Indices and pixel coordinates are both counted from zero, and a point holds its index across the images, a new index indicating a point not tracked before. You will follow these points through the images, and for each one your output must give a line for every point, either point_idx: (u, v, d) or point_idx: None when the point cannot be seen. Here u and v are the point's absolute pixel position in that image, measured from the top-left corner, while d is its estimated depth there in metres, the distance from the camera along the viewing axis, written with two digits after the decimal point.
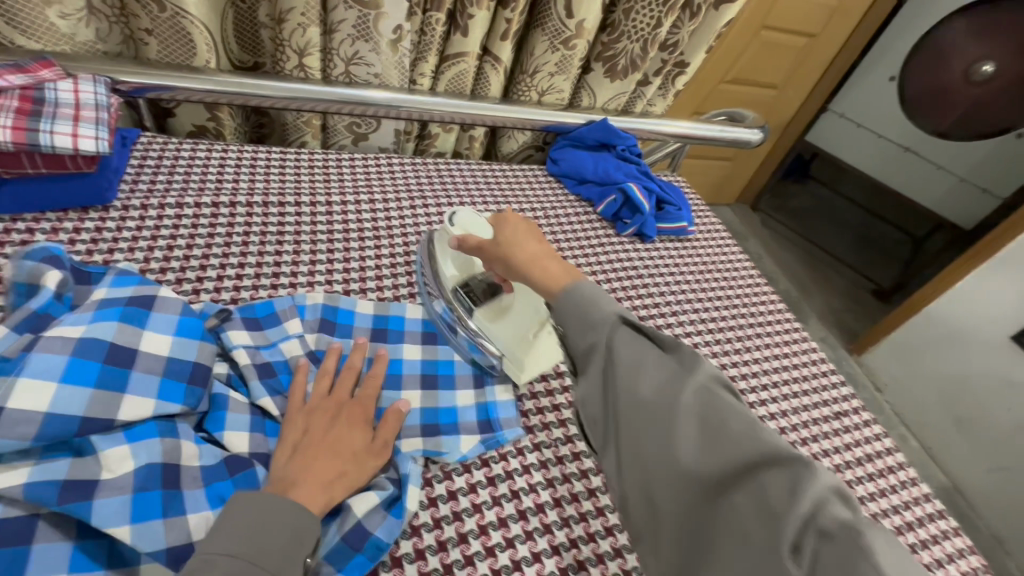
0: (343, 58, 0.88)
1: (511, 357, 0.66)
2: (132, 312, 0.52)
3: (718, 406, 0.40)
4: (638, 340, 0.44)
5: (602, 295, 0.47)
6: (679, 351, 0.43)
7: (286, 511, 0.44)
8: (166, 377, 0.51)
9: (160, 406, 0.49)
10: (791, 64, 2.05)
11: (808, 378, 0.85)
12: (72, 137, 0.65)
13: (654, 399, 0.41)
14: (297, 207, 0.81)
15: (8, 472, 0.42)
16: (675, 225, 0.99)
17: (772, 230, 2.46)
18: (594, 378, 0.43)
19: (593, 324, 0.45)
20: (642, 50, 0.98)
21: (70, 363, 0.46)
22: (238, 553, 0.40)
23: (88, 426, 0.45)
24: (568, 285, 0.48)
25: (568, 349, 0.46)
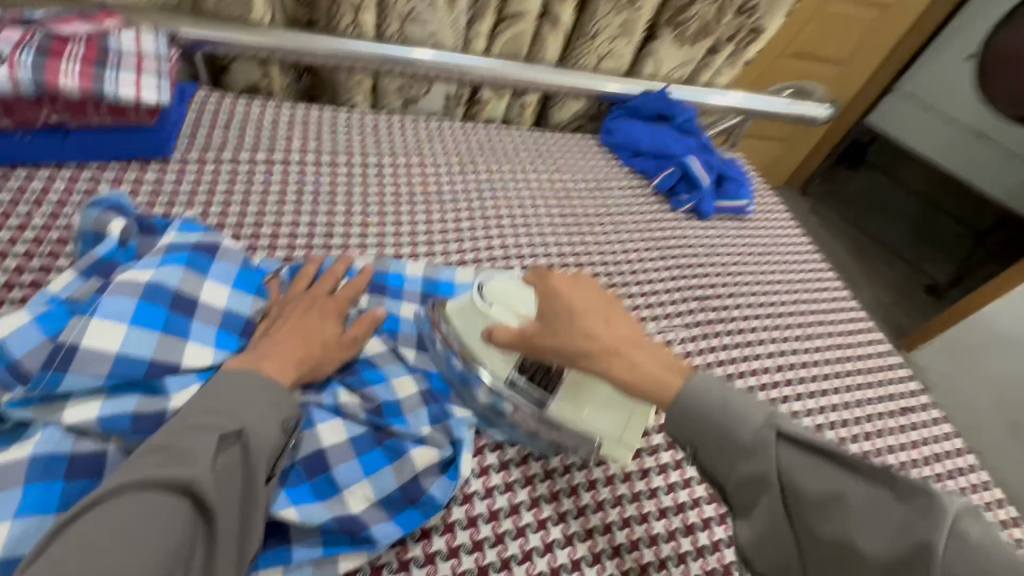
0: (398, 16, 0.85)
1: (611, 442, 0.54)
2: (195, 260, 0.53)
3: (963, 557, 0.33)
4: (819, 468, 0.38)
5: (744, 404, 0.42)
6: (880, 479, 0.37)
7: (257, 380, 0.45)
8: (223, 328, 0.52)
9: (221, 356, 0.50)
10: (860, 37, 1.91)
11: (872, 370, 0.80)
12: (136, 87, 0.64)
13: (872, 554, 0.35)
14: (350, 169, 0.80)
15: (84, 404, 0.44)
16: (732, 203, 0.95)
17: (821, 216, 2.34)
18: (775, 522, 0.39)
19: (747, 451, 0.40)
20: (717, 14, 0.93)
21: (139, 307, 0.48)
22: (213, 409, 0.42)
23: (155, 369, 0.46)
24: (694, 391, 0.43)
25: (718, 479, 0.42)
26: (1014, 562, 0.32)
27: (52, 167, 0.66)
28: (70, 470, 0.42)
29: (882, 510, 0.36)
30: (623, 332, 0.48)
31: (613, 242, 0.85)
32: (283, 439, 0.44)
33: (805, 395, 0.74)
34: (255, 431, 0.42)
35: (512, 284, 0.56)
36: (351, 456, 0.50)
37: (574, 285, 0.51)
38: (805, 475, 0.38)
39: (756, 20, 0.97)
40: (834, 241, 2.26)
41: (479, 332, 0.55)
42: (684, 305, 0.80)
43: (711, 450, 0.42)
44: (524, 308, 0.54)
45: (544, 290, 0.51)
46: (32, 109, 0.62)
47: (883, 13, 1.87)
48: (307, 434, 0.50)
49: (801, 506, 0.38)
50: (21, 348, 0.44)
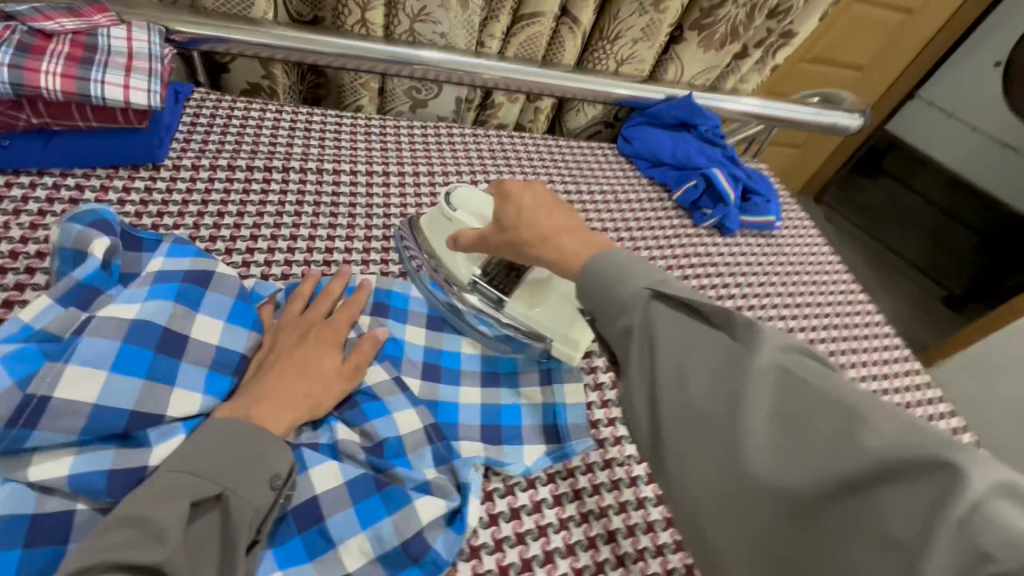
0: (408, 14, 0.79)
1: (560, 338, 0.58)
2: (186, 290, 0.49)
3: (794, 392, 0.33)
4: (684, 319, 0.38)
5: (633, 269, 0.42)
6: (736, 327, 0.37)
7: (239, 430, 0.42)
8: (214, 369, 0.47)
9: (211, 402, 0.45)
10: (884, 42, 1.84)
11: (910, 403, 0.74)
12: (124, 89, 0.60)
13: (708, 386, 0.36)
14: (353, 177, 0.75)
15: (52, 461, 0.40)
16: (760, 219, 0.89)
17: (838, 226, 2.27)
18: (636, 368, 0.39)
19: (623, 305, 0.40)
20: (748, 16, 0.86)
21: (120, 351, 0.43)
22: (191, 468, 0.39)
23: (137, 421, 0.42)
24: (594, 260, 0.43)
25: (603, 336, 0.43)
26: (841, 394, 0.33)
27: (34, 173, 0.61)
28: (31, 534, 0.37)
29: (729, 351, 0.36)
30: (563, 221, 0.50)
31: None
32: (272, 498, 0.41)
33: None
34: (236, 493, 0.39)
35: (474, 192, 0.62)
36: (348, 504, 0.45)
37: (528, 188, 0.53)
38: (668, 325, 0.38)
39: (788, 24, 0.90)
40: (852, 252, 2.19)
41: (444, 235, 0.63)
42: None
43: (598, 310, 0.42)
44: (482, 211, 0.60)
45: (500, 196, 0.53)
46: (12, 112, 0.58)
47: (911, 17, 1.79)
48: (301, 478, 0.46)
49: (659, 351, 0.38)
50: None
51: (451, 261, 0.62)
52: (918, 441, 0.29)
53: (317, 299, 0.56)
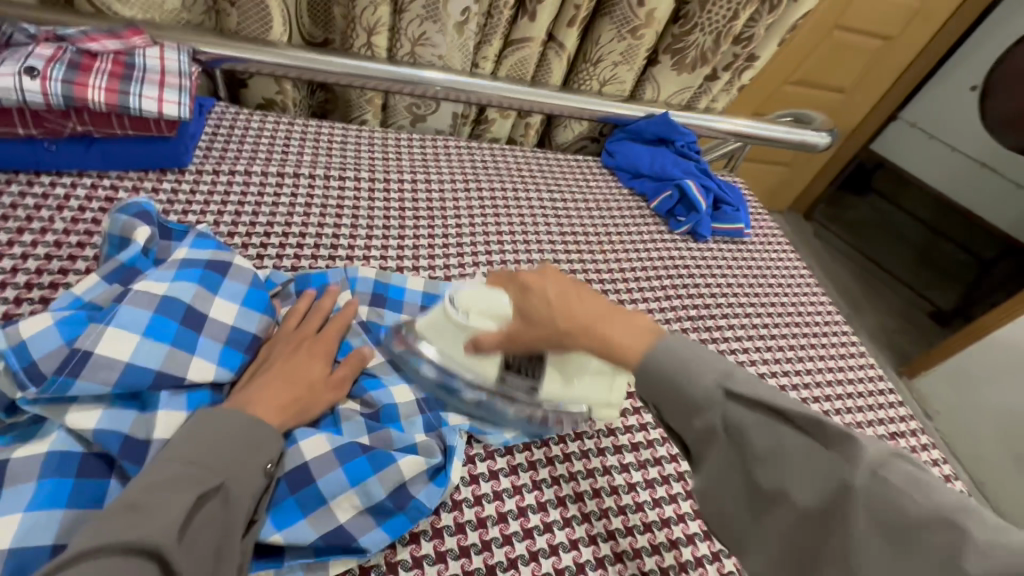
0: (409, 38, 0.88)
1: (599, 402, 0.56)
2: (208, 276, 0.55)
3: (896, 505, 0.33)
4: (768, 423, 0.37)
5: (698, 362, 0.40)
6: (825, 430, 0.36)
7: (240, 422, 0.45)
8: (228, 345, 0.53)
9: (223, 373, 0.51)
10: (863, 66, 1.93)
11: (863, 394, 0.81)
12: (158, 102, 0.68)
13: (804, 499, 0.35)
14: (357, 183, 0.83)
15: (84, 412, 0.45)
16: (730, 226, 0.96)
17: (825, 240, 2.35)
18: (724, 469, 0.38)
19: (698, 407, 0.39)
20: (714, 42, 0.95)
21: (152, 320, 0.50)
22: (189, 458, 0.41)
23: (160, 381, 0.48)
24: (652, 352, 0.42)
25: (675, 432, 0.41)
26: (938, 507, 0.32)
27: (75, 174, 0.69)
28: (81, 469, 0.44)
29: (823, 460, 0.35)
30: (600, 309, 0.46)
31: (610, 260, 0.87)
32: (263, 484, 0.45)
33: None
34: (237, 481, 0.42)
35: (479, 288, 0.54)
36: (336, 466, 0.50)
37: (549, 277, 0.48)
38: (756, 429, 0.37)
39: (753, 50, 0.99)
40: (838, 266, 2.26)
41: (459, 341, 0.55)
42: (677, 323, 0.82)
43: (665, 406, 0.40)
44: (498, 309, 0.52)
45: (525, 288, 0.48)
46: (60, 120, 0.65)
47: (888, 43, 1.89)
48: (291, 449, 0.50)
49: (750, 457, 0.37)
50: (39, 350, 0.46)
51: (470, 361, 0.55)
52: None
53: (308, 315, 0.59)
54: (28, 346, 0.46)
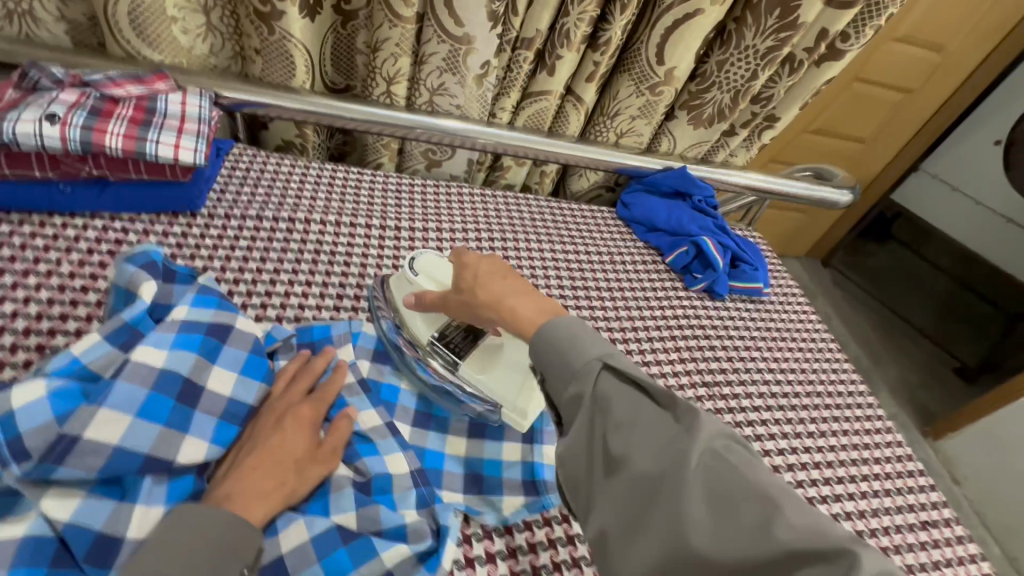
0: (428, 88, 0.89)
1: (510, 406, 0.59)
2: (208, 344, 0.52)
3: (726, 473, 0.38)
4: (629, 396, 0.42)
5: (580, 339, 0.46)
6: (678, 411, 0.42)
7: (219, 521, 0.42)
8: (223, 419, 0.50)
9: (215, 452, 0.48)
10: (884, 119, 1.91)
11: (890, 475, 0.76)
12: (175, 148, 0.68)
13: (647, 467, 0.39)
14: (367, 230, 0.82)
15: (62, 498, 0.42)
16: (748, 285, 0.93)
17: (845, 290, 2.29)
18: (583, 435, 0.43)
19: (578, 375, 0.44)
20: (732, 100, 0.94)
21: (149, 398, 0.47)
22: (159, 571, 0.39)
23: (148, 465, 0.45)
24: (547, 328, 0.46)
25: (551, 399, 0.46)
26: (758, 481, 0.38)
27: (88, 216, 0.70)
28: (56, 559, 0.41)
29: (671, 432, 0.41)
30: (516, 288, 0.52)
31: (621, 318, 0.84)
32: None
33: (816, 498, 0.71)
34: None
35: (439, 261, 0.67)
36: (313, 560, 0.46)
37: (481, 260, 0.56)
38: (616, 399, 0.42)
39: (772, 109, 0.98)
40: (857, 315, 2.20)
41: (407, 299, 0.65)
42: (691, 389, 0.78)
43: (547, 371, 0.46)
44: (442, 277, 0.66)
45: (459, 267, 0.56)
46: (76, 164, 0.66)
47: (908, 96, 1.86)
48: (268, 541, 0.47)
49: (607, 425, 0.42)
50: (27, 424, 0.42)
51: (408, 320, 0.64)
52: (821, 525, 0.35)
53: (297, 377, 0.56)
54: (16, 418, 0.42)
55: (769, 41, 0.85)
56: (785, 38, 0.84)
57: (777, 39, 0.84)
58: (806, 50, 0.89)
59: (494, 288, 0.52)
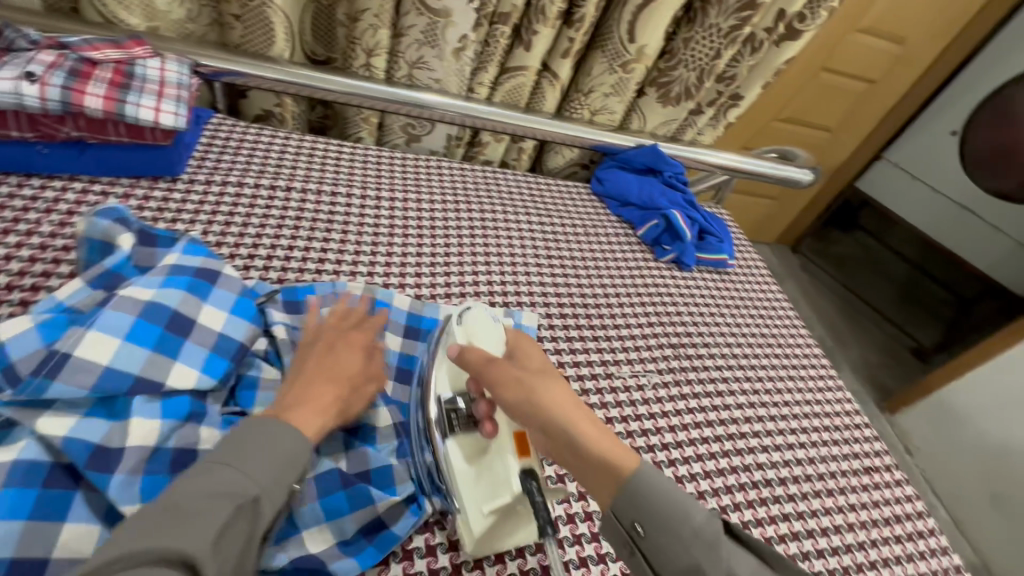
0: (408, 62, 0.91)
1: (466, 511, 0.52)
2: (197, 284, 0.54)
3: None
4: (746, 558, 0.42)
5: (686, 497, 0.45)
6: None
7: (277, 432, 0.45)
8: (214, 351, 0.52)
9: (206, 380, 0.50)
10: (848, 108, 1.99)
11: (839, 429, 0.83)
12: (155, 111, 0.69)
13: None
14: (349, 199, 0.84)
15: (56, 417, 0.43)
16: (714, 257, 0.98)
17: (811, 273, 2.39)
18: None
19: (700, 539, 0.43)
20: (697, 79, 0.98)
21: (136, 324, 0.48)
22: (236, 465, 0.42)
23: (138, 387, 0.47)
24: (640, 477, 0.45)
25: (653, 558, 0.45)
26: None
27: (67, 179, 0.70)
28: (48, 479, 0.42)
29: None
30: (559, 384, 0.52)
31: (595, 286, 0.89)
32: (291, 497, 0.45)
33: (771, 449, 0.76)
34: (270, 498, 0.42)
35: (491, 329, 0.59)
36: (313, 496, 0.51)
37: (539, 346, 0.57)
38: (745, 567, 0.41)
39: (736, 89, 1.03)
40: (821, 297, 2.31)
41: (446, 355, 0.59)
42: (658, 351, 0.83)
43: (650, 527, 0.45)
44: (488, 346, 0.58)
45: (516, 344, 0.57)
46: (55, 125, 0.66)
47: (872, 86, 1.94)
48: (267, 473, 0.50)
49: None
50: (19, 352, 0.45)
51: (441, 374, 0.58)
52: None
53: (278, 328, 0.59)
54: (9, 346, 0.45)
55: (731, 20, 0.90)
56: (747, 18, 0.89)
57: (738, 18, 0.89)
58: (766, 30, 0.94)
59: (550, 394, 0.50)
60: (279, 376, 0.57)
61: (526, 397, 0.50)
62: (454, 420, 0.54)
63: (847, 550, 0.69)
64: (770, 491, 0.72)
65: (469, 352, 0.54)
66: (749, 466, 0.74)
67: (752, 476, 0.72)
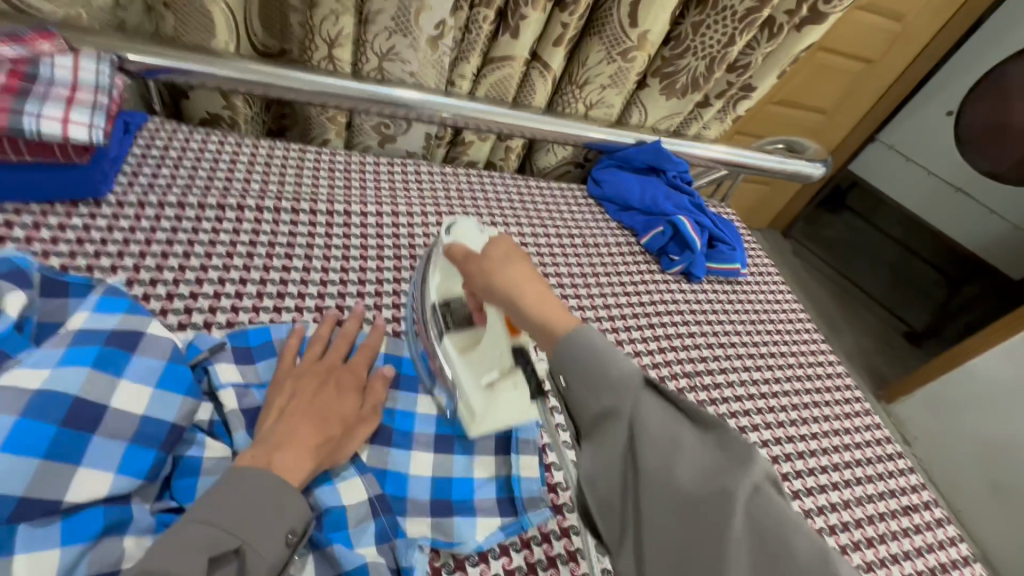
0: (376, 52, 0.78)
1: (463, 401, 0.55)
2: (109, 353, 0.43)
3: (774, 514, 0.33)
4: (670, 416, 0.37)
5: (611, 347, 0.40)
6: (722, 433, 0.36)
7: (262, 483, 0.40)
8: (135, 442, 0.41)
9: (125, 481, 0.39)
10: (847, 89, 1.90)
11: (870, 459, 0.75)
12: (62, 123, 0.56)
13: (689, 492, 0.34)
14: (313, 217, 0.72)
15: None
16: (726, 266, 0.89)
17: (805, 260, 2.33)
18: (607, 453, 0.37)
19: (614, 388, 0.38)
20: (707, 68, 0.87)
21: (18, 425, 0.37)
22: (210, 520, 0.38)
23: (26, 509, 0.36)
24: (574, 333, 0.41)
25: (571, 412, 0.40)
26: (802, 530, 0.33)
27: None
28: None
29: (717, 463, 0.35)
30: (523, 271, 0.48)
31: (598, 307, 0.79)
32: (288, 554, 0.41)
33: (800, 490, 0.68)
34: (254, 550, 0.38)
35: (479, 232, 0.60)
36: None
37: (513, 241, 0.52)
38: (654, 417, 0.37)
39: (748, 78, 0.93)
40: (817, 285, 2.25)
41: (440, 260, 0.61)
42: (671, 381, 0.73)
43: (571, 377, 0.40)
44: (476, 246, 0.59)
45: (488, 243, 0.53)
46: None
47: (871, 66, 1.85)
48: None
49: (641, 446, 0.36)
50: None
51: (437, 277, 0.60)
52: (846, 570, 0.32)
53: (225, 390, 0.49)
54: None
55: (748, 2, 0.79)
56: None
57: None
58: (787, 12, 0.83)
59: (507, 272, 0.48)
60: (229, 453, 0.47)
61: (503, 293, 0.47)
62: (448, 318, 0.58)
63: None
64: None
65: (455, 248, 0.56)
66: None
67: None
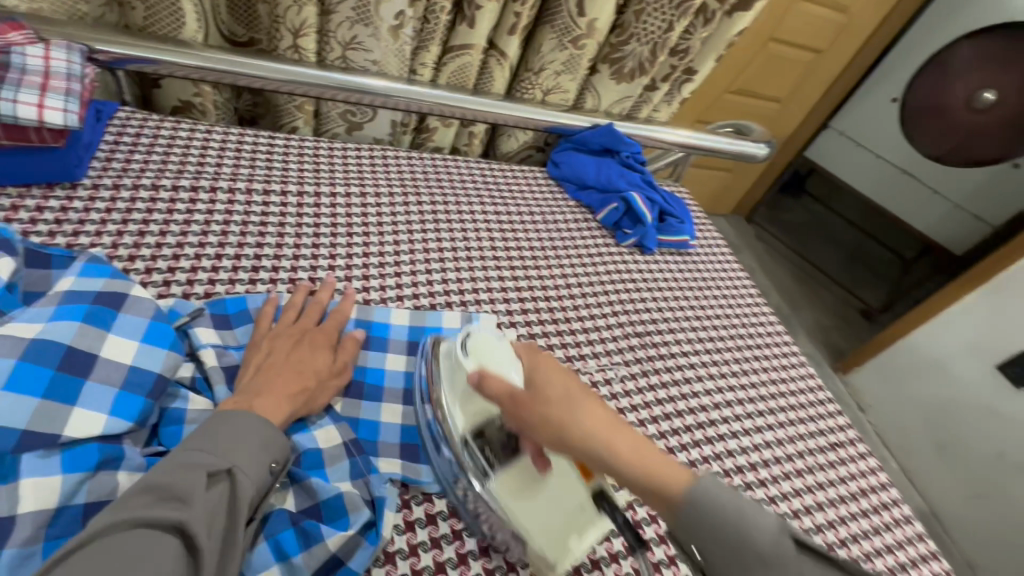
0: (340, 42, 0.83)
1: (538, 553, 0.48)
2: (96, 311, 0.48)
3: None
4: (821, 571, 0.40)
5: (744, 505, 0.41)
6: None
7: (247, 421, 0.45)
8: (126, 388, 0.45)
9: (117, 422, 0.43)
10: (798, 77, 2.00)
11: (804, 405, 0.83)
12: (38, 108, 0.60)
13: None
14: (284, 197, 0.76)
15: None
16: (676, 238, 0.96)
17: (766, 243, 2.43)
18: None
19: (767, 560, 0.40)
20: (651, 54, 0.94)
21: (17, 368, 0.42)
22: (199, 447, 0.42)
23: (28, 441, 0.40)
24: (696, 495, 0.42)
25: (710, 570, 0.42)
26: None
27: None
28: None
29: None
30: (608, 423, 0.45)
31: (556, 277, 0.85)
32: (271, 481, 0.45)
33: (740, 432, 0.75)
34: (243, 471, 0.42)
35: (500, 342, 0.52)
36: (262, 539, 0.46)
37: (564, 369, 0.49)
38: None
39: (689, 63, 1.00)
40: (777, 266, 2.36)
41: (460, 384, 0.52)
42: (624, 341, 0.80)
43: (703, 542, 0.41)
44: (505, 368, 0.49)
45: (531, 366, 0.49)
46: None
47: (820, 56, 1.95)
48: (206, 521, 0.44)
49: None
50: None
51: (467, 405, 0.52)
52: None
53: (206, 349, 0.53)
54: None
55: None
56: None
57: None
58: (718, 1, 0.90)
59: (584, 422, 0.44)
60: (211, 405, 0.51)
61: (602, 457, 0.44)
62: (492, 456, 0.49)
63: (820, 530, 0.68)
64: (742, 476, 0.70)
65: (489, 381, 0.47)
66: (721, 454, 0.72)
67: (723, 463, 0.70)
